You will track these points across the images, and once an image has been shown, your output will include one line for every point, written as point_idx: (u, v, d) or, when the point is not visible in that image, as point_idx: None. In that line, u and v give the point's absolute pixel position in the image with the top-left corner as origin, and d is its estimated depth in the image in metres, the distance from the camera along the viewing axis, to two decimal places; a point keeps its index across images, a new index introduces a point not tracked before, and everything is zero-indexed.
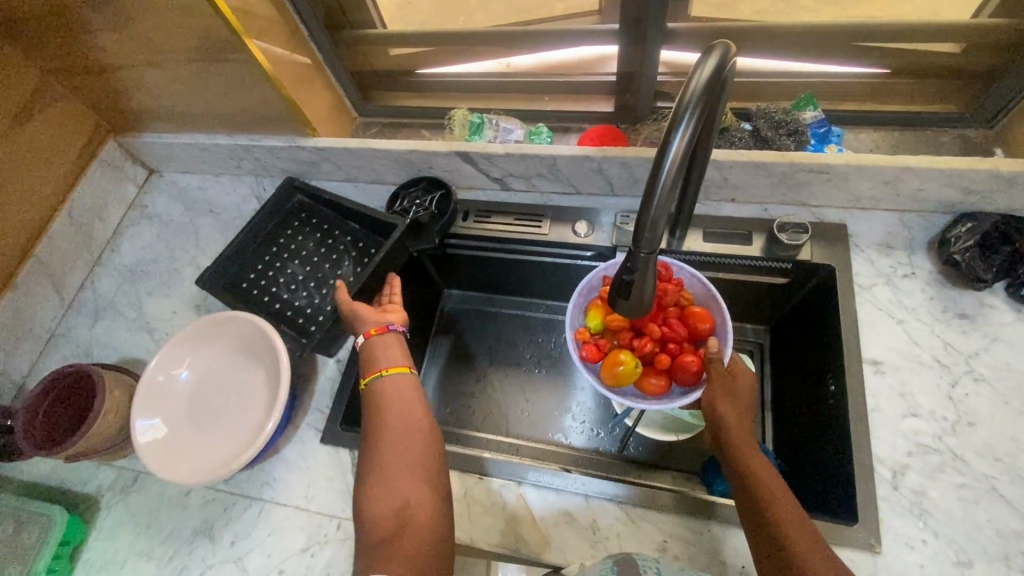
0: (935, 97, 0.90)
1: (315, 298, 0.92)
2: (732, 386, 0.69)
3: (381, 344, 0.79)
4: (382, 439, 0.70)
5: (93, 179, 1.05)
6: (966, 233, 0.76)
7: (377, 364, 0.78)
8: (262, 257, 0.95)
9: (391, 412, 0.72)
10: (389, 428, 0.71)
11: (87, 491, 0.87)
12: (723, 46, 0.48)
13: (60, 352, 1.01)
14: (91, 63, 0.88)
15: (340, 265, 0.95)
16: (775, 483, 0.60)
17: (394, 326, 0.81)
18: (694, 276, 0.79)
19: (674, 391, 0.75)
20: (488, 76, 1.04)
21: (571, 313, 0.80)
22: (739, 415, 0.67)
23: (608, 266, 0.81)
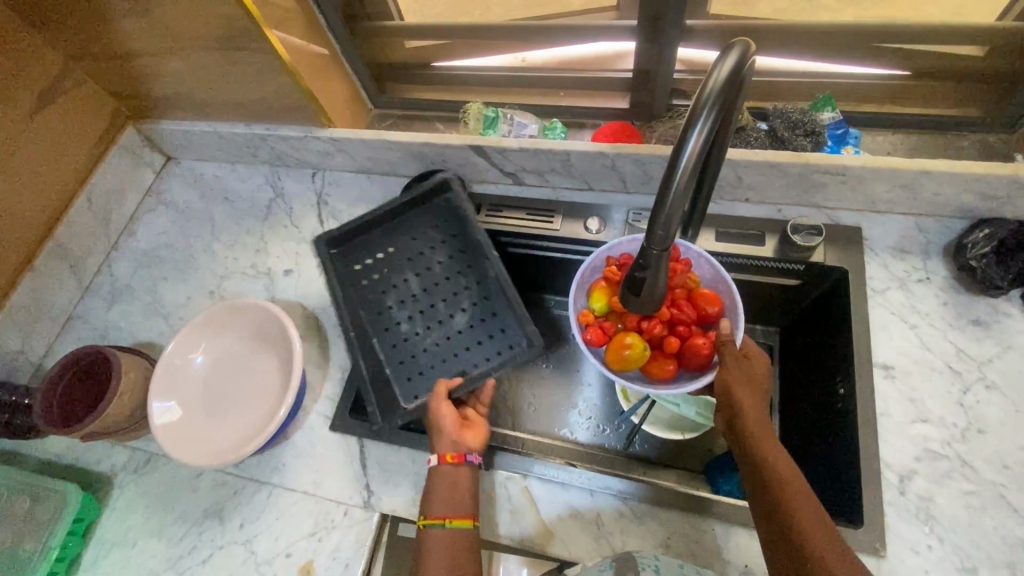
0: (956, 101, 0.89)
1: (415, 329, 0.84)
2: (750, 372, 0.65)
3: (444, 495, 0.71)
4: (438, 494, 0.72)
5: (112, 165, 1.07)
6: (982, 240, 0.75)
7: (439, 500, 0.71)
8: (381, 273, 0.87)
9: (455, 484, 0.72)
10: (449, 495, 0.71)
11: (101, 470, 0.89)
12: (743, 44, 0.47)
13: (77, 334, 1.03)
14: (112, 50, 0.90)
15: (460, 303, 0.85)
16: (793, 477, 0.57)
17: (472, 458, 0.73)
18: (702, 257, 0.77)
19: (683, 376, 0.72)
20: (504, 70, 1.04)
21: (575, 295, 0.78)
22: (757, 402, 0.63)
23: (613, 248, 0.79)
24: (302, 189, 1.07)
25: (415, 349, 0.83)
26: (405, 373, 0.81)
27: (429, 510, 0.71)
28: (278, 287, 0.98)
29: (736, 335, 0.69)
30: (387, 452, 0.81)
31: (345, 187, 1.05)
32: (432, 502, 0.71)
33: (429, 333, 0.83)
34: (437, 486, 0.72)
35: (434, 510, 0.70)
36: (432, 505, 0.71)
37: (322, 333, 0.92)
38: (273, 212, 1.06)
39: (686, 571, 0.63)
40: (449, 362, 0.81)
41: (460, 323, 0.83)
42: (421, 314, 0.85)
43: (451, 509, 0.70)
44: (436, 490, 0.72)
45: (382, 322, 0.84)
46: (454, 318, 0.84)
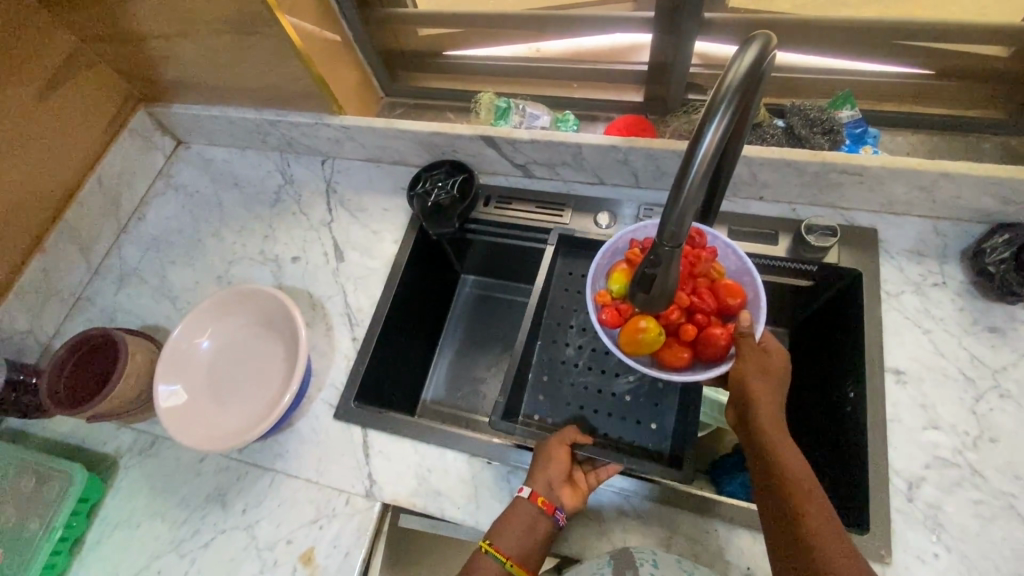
0: (979, 102, 0.87)
1: (580, 376, 0.89)
2: (767, 364, 0.64)
3: (515, 537, 0.66)
4: (511, 523, 0.67)
5: (123, 148, 1.07)
6: (1001, 245, 0.73)
7: (507, 536, 0.66)
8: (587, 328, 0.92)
9: (534, 525, 0.66)
10: (523, 532, 0.66)
11: (106, 451, 0.89)
12: (764, 36, 0.46)
13: (85, 315, 1.03)
14: (124, 32, 0.89)
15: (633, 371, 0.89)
16: (804, 474, 0.56)
17: (557, 517, 0.67)
18: (728, 247, 0.75)
19: (696, 365, 0.71)
20: (518, 60, 1.03)
21: (593, 275, 0.77)
22: (771, 396, 0.61)
23: (637, 231, 0.77)
24: (311, 176, 1.07)
25: (562, 384, 0.89)
26: (537, 393, 0.88)
27: (495, 541, 0.66)
28: (285, 274, 0.98)
29: (755, 329, 0.68)
30: (391, 442, 0.81)
31: (354, 175, 1.05)
32: (498, 537, 0.66)
33: (585, 378, 0.89)
34: (511, 522, 0.67)
35: (500, 544, 0.65)
36: (498, 537, 0.66)
37: (328, 321, 0.92)
38: (281, 199, 1.06)
39: (684, 567, 0.63)
40: (574, 407, 0.86)
41: (620, 389, 0.87)
42: (606, 361, 0.89)
43: (515, 554, 0.65)
44: (511, 526, 0.66)
45: (557, 352, 0.90)
46: (622, 378, 0.88)
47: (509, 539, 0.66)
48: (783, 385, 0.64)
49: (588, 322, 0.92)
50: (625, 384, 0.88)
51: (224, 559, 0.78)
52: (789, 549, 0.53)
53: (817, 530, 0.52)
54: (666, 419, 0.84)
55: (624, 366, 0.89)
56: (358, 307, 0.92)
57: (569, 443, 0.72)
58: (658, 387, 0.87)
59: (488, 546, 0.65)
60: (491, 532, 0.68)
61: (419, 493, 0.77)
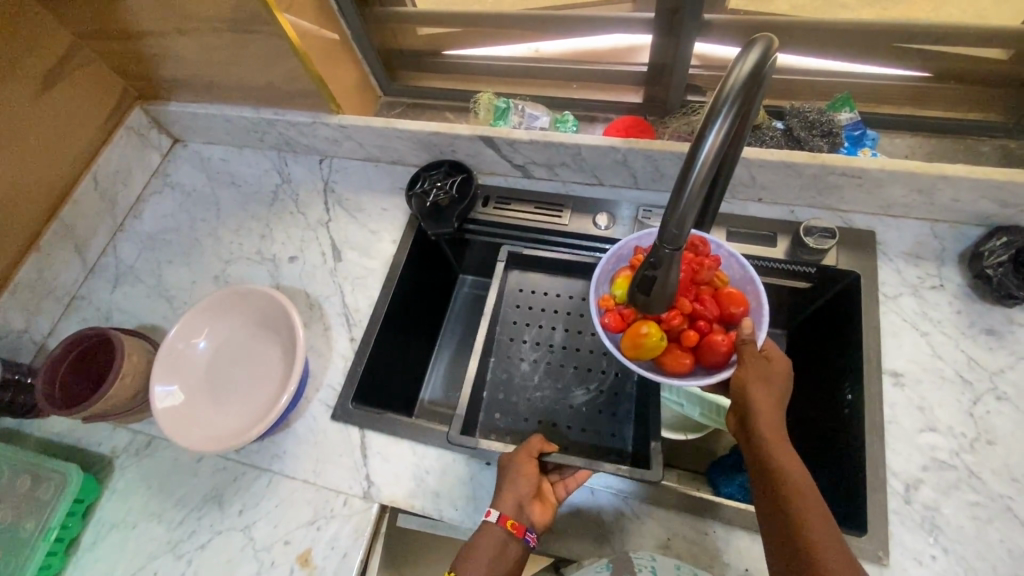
0: (978, 105, 0.87)
1: (539, 391, 0.87)
2: (766, 371, 0.64)
3: (486, 559, 0.65)
4: (480, 546, 0.66)
5: (119, 146, 1.06)
6: (1000, 248, 0.74)
7: (478, 558, 0.65)
8: (535, 339, 0.91)
9: (505, 547, 0.66)
10: (493, 554, 0.65)
11: (101, 451, 0.89)
12: (765, 40, 0.46)
13: (81, 315, 1.03)
14: (120, 29, 0.88)
15: (586, 383, 0.87)
16: (802, 479, 0.56)
17: (528, 536, 0.66)
18: (732, 256, 0.75)
19: (697, 372, 0.70)
20: (517, 61, 1.03)
21: (598, 278, 0.77)
22: (771, 402, 0.62)
23: (642, 237, 0.77)
24: (309, 175, 1.06)
25: (518, 401, 0.86)
26: (494, 411, 0.86)
27: (464, 566, 0.65)
28: (283, 274, 0.98)
29: (757, 337, 0.68)
30: (388, 443, 0.80)
31: (352, 175, 1.04)
32: (468, 560, 0.66)
33: (541, 393, 0.87)
34: (480, 546, 0.66)
35: (470, 569, 0.65)
36: (469, 561, 0.65)
37: (326, 321, 0.92)
38: (279, 198, 1.05)
39: (680, 572, 0.63)
40: (537, 421, 0.85)
41: (578, 402, 0.86)
42: (561, 374, 0.88)
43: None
44: (480, 549, 0.66)
45: (510, 368, 0.89)
46: (579, 391, 0.87)
47: (480, 563, 0.65)
48: (782, 392, 0.64)
49: (540, 335, 0.91)
50: (583, 396, 0.86)
51: (220, 561, 0.77)
52: (787, 554, 0.53)
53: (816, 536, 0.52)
54: (626, 428, 0.83)
55: (580, 378, 0.88)
56: (356, 307, 0.92)
57: (536, 457, 0.71)
58: (616, 397, 0.86)
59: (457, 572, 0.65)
60: (459, 554, 0.67)
61: (417, 495, 0.77)
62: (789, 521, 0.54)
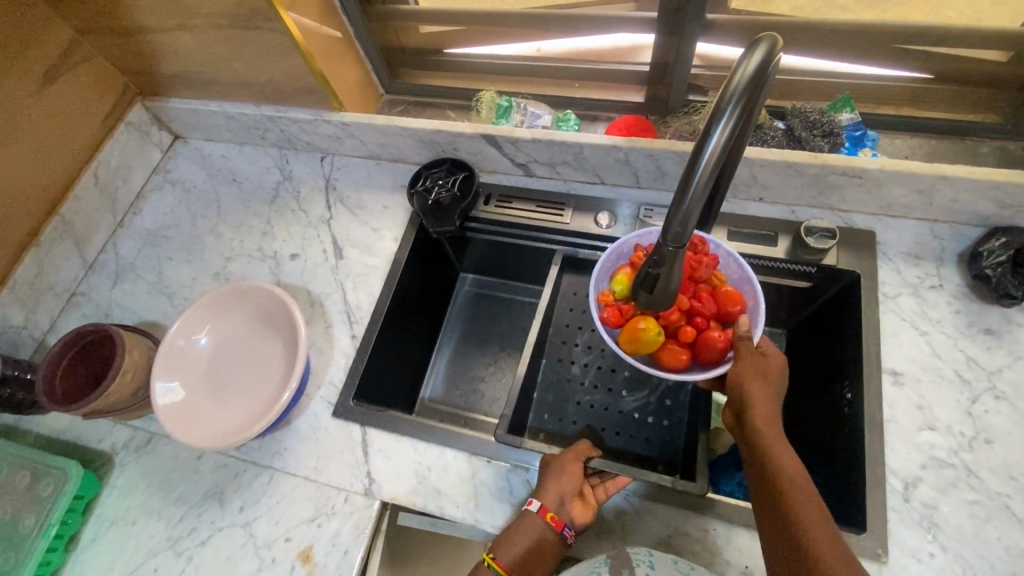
0: (977, 106, 0.88)
1: (591, 395, 0.90)
2: (764, 368, 0.64)
3: (521, 548, 0.66)
4: (518, 535, 0.67)
5: (120, 142, 1.06)
6: (999, 248, 0.74)
7: (513, 546, 0.66)
8: (586, 345, 0.93)
9: (542, 539, 0.66)
10: (530, 545, 0.66)
11: (101, 448, 0.89)
12: (770, 39, 0.46)
13: (81, 311, 1.02)
14: (121, 24, 0.88)
15: (637, 390, 0.89)
16: (797, 473, 0.56)
17: (566, 531, 0.67)
18: (730, 256, 0.75)
19: (694, 367, 0.71)
20: (519, 59, 1.03)
21: (597, 274, 0.77)
22: (768, 399, 0.62)
23: (642, 235, 0.77)
24: (311, 173, 1.06)
25: (568, 402, 0.89)
26: (544, 412, 0.89)
27: (501, 552, 0.66)
28: (284, 271, 0.98)
29: (754, 334, 0.68)
30: (390, 440, 0.81)
31: (353, 172, 1.04)
32: (503, 548, 0.66)
33: (592, 397, 0.90)
34: (519, 533, 0.67)
35: (506, 556, 0.66)
36: (504, 548, 0.66)
37: (327, 318, 0.92)
38: (281, 195, 1.05)
39: (679, 567, 0.63)
40: (585, 426, 0.87)
41: (627, 407, 0.88)
42: (612, 380, 0.90)
43: (521, 566, 0.65)
44: (518, 539, 0.67)
45: (563, 372, 0.92)
46: (629, 396, 0.89)
47: (516, 553, 0.66)
48: (780, 389, 0.64)
49: (593, 340, 0.94)
50: (633, 402, 0.88)
51: (221, 558, 0.77)
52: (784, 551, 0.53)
53: (813, 531, 0.52)
54: (676, 437, 0.84)
55: (632, 384, 0.90)
56: (357, 305, 0.92)
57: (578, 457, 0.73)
58: (667, 405, 0.87)
59: (494, 557, 0.66)
60: (496, 543, 0.68)
61: (419, 492, 0.77)
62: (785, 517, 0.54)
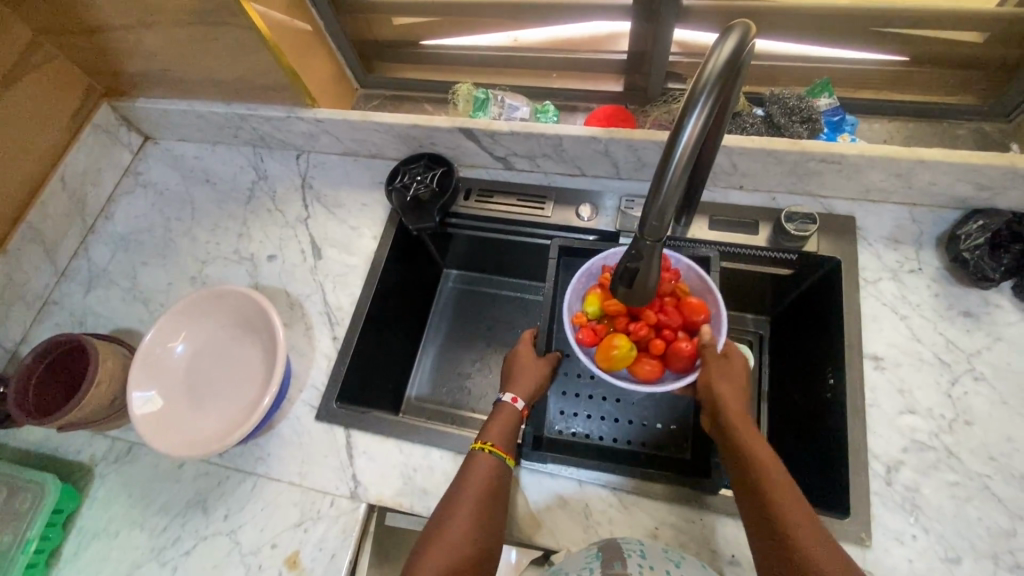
0: (955, 88, 0.87)
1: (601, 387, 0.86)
2: (728, 366, 0.66)
3: (505, 432, 0.70)
4: (470, 484, 0.65)
5: (88, 145, 1.03)
6: (976, 231, 0.75)
7: (497, 431, 0.70)
8: None
9: (493, 480, 0.66)
10: (481, 493, 0.65)
11: (80, 459, 0.87)
12: (742, 26, 0.46)
13: (53, 320, 1.00)
14: (81, 22, 0.85)
15: None
16: (777, 471, 0.57)
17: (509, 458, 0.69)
18: (691, 268, 0.75)
19: (666, 377, 0.71)
20: (496, 50, 1.00)
21: (568, 297, 0.76)
22: (734, 395, 0.64)
23: (610, 256, 0.77)
24: (286, 171, 1.04)
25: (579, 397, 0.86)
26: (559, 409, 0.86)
27: (489, 438, 0.69)
28: (262, 273, 0.96)
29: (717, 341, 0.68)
30: (375, 442, 0.80)
31: (330, 170, 1.02)
32: (493, 434, 0.69)
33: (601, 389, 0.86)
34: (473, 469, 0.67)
35: (497, 441, 0.69)
36: (489, 431, 0.70)
37: (308, 320, 0.90)
38: (256, 195, 1.03)
39: (668, 556, 0.62)
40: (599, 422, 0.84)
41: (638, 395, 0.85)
42: None
43: (507, 442, 0.69)
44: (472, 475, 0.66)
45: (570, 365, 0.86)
46: None
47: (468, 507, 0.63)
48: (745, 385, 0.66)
49: None
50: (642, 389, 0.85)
51: (206, 566, 0.76)
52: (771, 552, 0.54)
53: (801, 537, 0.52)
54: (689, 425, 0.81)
55: None
56: (338, 306, 0.90)
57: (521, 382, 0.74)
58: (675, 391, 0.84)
59: (486, 445, 0.68)
60: (445, 499, 0.65)
61: (405, 493, 0.76)
62: (771, 517, 0.54)
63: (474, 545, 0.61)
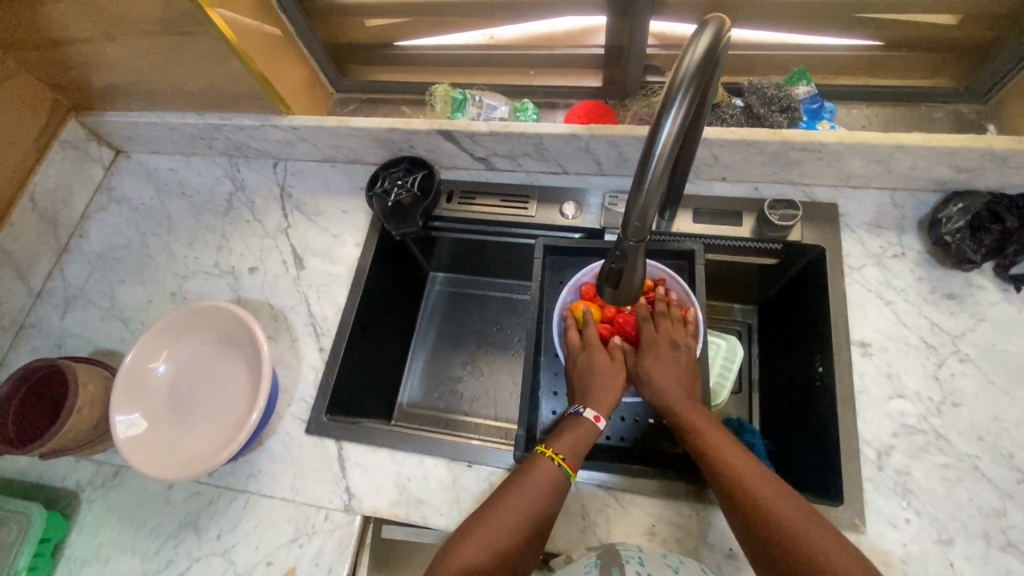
0: (931, 72, 0.88)
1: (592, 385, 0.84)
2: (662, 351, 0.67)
3: (578, 446, 0.65)
4: (531, 483, 0.63)
5: (57, 162, 1.00)
6: (956, 214, 0.75)
7: (569, 444, 0.64)
8: None
9: (545, 494, 0.62)
10: (528, 502, 0.62)
11: (65, 486, 0.85)
12: (717, 20, 0.45)
13: (31, 344, 0.97)
14: (41, 37, 0.82)
15: None
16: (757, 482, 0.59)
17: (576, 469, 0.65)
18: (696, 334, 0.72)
19: None
20: (472, 48, 0.99)
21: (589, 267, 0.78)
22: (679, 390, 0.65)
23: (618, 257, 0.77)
24: (263, 180, 1.02)
25: None
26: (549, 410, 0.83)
27: (561, 451, 0.64)
28: (243, 286, 0.94)
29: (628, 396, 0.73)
30: (367, 453, 0.79)
31: (309, 177, 1.00)
32: (560, 445, 0.65)
33: None
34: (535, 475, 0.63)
35: (569, 455, 0.64)
36: (560, 442, 0.65)
37: (293, 332, 0.89)
38: (234, 206, 1.01)
39: (669, 562, 0.62)
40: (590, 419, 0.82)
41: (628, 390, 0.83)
42: None
43: (578, 458, 0.64)
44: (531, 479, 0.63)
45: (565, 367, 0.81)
46: None
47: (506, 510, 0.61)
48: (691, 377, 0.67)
49: None
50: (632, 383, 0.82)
51: None
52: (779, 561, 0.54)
53: (810, 542, 0.54)
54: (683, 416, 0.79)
55: None
56: (323, 316, 0.89)
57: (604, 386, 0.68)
58: None
59: (556, 456, 0.64)
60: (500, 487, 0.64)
61: (400, 503, 0.75)
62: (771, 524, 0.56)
63: (517, 538, 0.60)
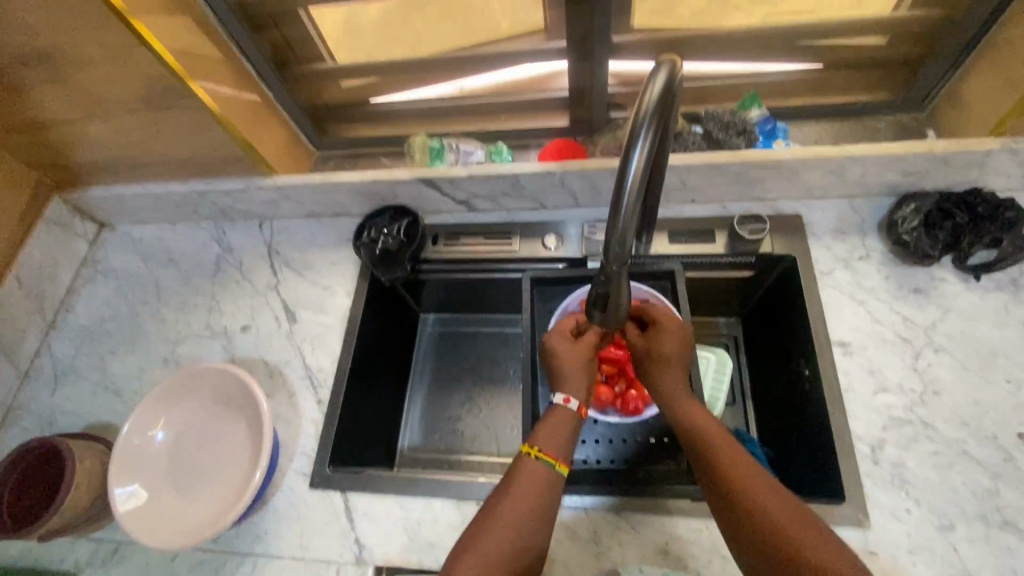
0: (870, 88, 0.95)
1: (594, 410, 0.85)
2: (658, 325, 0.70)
3: (554, 437, 0.66)
4: (520, 487, 0.63)
5: (42, 241, 1.01)
6: (910, 215, 0.81)
7: (546, 437, 0.66)
8: None
9: (535, 496, 0.63)
10: (521, 512, 0.61)
11: (62, 569, 0.82)
12: (669, 60, 0.50)
13: (20, 426, 0.95)
14: (27, 121, 0.85)
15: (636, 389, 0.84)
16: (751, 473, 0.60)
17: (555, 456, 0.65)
18: None
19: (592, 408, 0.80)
20: (443, 100, 1.03)
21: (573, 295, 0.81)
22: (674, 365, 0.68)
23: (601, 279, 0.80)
24: (250, 241, 1.04)
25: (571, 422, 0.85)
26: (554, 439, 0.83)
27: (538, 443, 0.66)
28: (237, 345, 0.95)
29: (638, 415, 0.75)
30: (373, 501, 0.79)
31: (295, 234, 1.03)
32: (541, 440, 0.66)
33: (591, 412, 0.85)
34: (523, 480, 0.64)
35: (546, 446, 0.66)
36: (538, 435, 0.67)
37: (290, 387, 0.89)
38: (222, 268, 1.02)
39: None
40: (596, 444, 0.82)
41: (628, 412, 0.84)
42: None
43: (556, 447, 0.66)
44: (519, 484, 0.63)
45: None
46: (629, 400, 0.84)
47: (499, 523, 0.61)
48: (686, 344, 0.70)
49: None
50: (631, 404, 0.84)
51: None
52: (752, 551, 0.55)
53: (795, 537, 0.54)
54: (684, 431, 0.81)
55: None
56: (319, 367, 0.90)
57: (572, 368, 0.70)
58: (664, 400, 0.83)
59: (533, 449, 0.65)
60: (494, 496, 0.64)
61: (412, 549, 0.75)
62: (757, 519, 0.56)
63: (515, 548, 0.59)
